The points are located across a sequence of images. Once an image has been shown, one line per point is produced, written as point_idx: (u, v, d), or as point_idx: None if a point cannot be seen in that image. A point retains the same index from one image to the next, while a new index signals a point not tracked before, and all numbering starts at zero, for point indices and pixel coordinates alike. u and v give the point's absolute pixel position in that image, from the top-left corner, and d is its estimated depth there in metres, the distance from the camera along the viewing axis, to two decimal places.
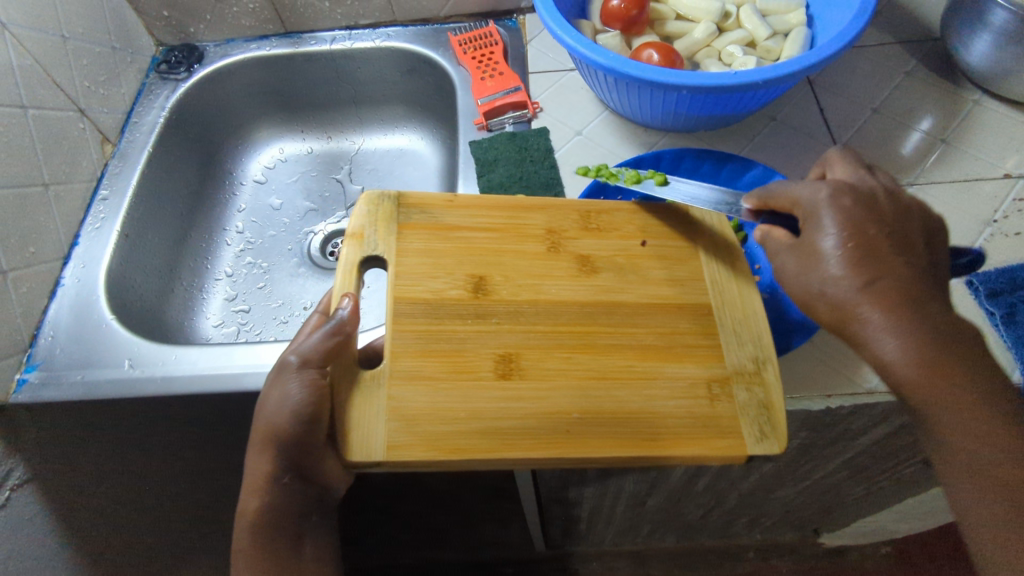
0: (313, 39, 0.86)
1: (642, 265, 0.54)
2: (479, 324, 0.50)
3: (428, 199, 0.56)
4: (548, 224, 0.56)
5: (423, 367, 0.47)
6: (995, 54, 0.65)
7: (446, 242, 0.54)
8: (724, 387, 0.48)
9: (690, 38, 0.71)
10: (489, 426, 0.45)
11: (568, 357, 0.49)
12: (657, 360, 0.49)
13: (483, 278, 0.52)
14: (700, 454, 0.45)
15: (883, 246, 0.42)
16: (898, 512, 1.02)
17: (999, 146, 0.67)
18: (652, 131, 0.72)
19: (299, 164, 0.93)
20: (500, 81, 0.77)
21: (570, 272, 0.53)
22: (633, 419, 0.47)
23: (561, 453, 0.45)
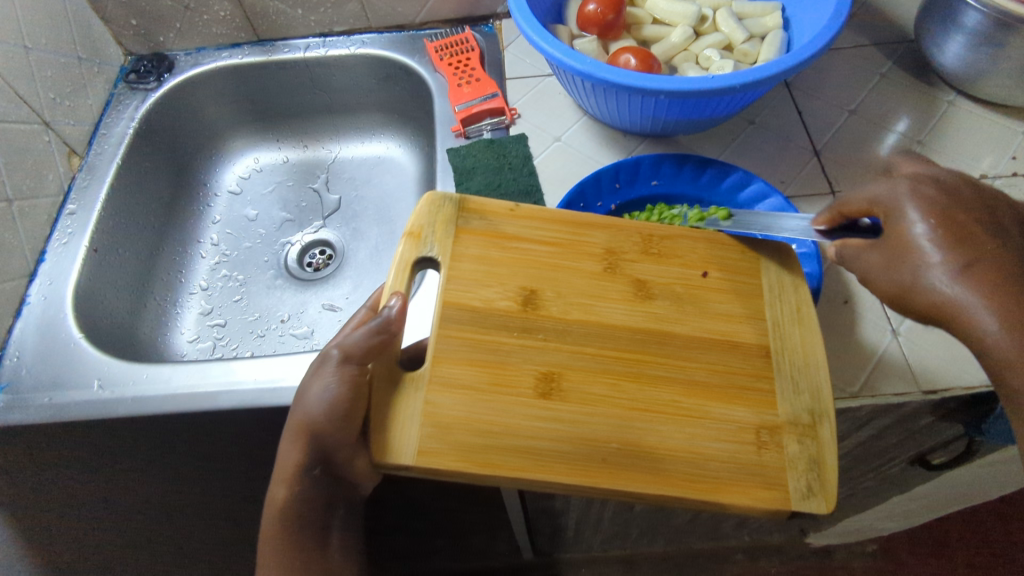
0: (286, 47, 0.85)
1: (702, 298, 0.53)
2: (526, 338, 0.49)
3: (489, 205, 0.54)
4: (608, 244, 0.54)
5: (464, 375, 0.47)
6: (967, 54, 0.66)
7: (502, 251, 0.52)
8: (774, 436, 0.47)
9: (667, 43, 0.71)
10: (523, 444, 0.45)
11: (614, 384, 0.48)
12: (704, 398, 0.48)
13: (535, 291, 0.51)
14: (741, 503, 0.44)
15: (977, 232, 0.40)
16: (884, 511, 1.03)
17: (974, 147, 0.67)
18: (631, 136, 0.72)
19: (275, 174, 0.91)
20: (477, 88, 0.76)
21: (625, 295, 0.52)
22: (674, 456, 0.45)
23: (593, 483, 0.44)
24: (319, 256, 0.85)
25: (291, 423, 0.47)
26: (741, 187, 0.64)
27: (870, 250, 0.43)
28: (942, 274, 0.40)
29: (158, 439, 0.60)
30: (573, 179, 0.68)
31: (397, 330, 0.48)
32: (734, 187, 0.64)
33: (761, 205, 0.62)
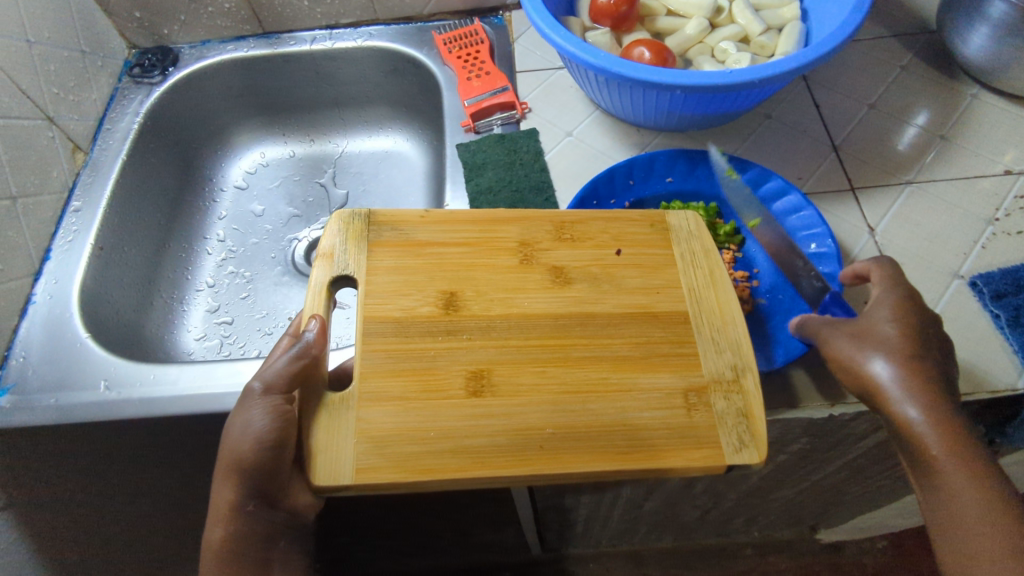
0: (291, 39, 0.84)
1: (617, 274, 0.53)
2: (450, 341, 0.48)
3: (399, 215, 0.54)
4: (522, 236, 0.54)
5: (392, 388, 0.46)
6: (993, 46, 0.64)
7: (417, 259, 0.52)
8: (701, 396, 0.47)
9: (682, 35, 0.69)
10: (462, 444, 0.44)
11: (543, 372, 0.48)
12: (630, 371, 0.48)
13: (454, 293, 0.50)
14: (680, 466, 0.45)
15: (921, 335, 0.45)
16: (898, 507, 1.02)
17: (998, 142, 0.66)
18: (644, 132, 0.70)
19: (281, 169, 0.90)
20: (487, 81, 0.74)
21: (543, 283, 0.52)
22: (608, 432, 0.46)
23: (530, 470, 0.44)
24: None
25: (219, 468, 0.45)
26: (757, 184, 0.62)
27: (841, 330, 0.47)
28: (880, 359, 0.45)
29: (166, 441, 0.59)
30: (585, 175, 0.67)
31: (319, 352, 0.47)
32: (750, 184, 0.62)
33: (779, 202, 0.61)
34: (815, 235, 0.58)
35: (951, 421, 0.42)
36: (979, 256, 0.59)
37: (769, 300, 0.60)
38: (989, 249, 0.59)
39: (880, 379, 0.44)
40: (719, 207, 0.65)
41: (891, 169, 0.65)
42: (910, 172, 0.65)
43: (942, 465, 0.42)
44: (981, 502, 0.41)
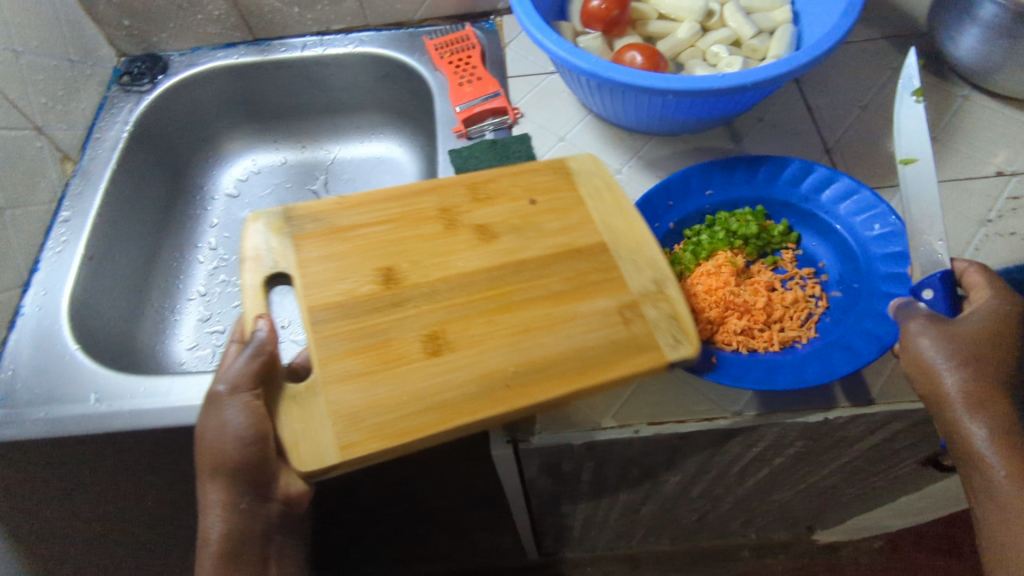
0: (282, 46, 0.83)
1: (538, 221, 0.55)
2: (397, 312, 0.50)
3: (315, 207, 0.54)
4: (441, 203, 0.56)
5: (355, 366, 0.47)
6: (983, 48, 0.64)
7: (345, 244, 0.53)
8: (634, 309, 0.50)
9: (673, 39, 0.69)
10: (433, 400, 0.46)
11: (491, 320, 0.49)
12: (567, 302, 0.51)
13: (391, 268, 0.52)
14: (629, 374, 0.47)
15: (1006, 354, 0.45)
16: (894, 506, 1.03)
17: (990, 143, 0.66)
18: (636, 136, 0.70)
19: (273, 176, 0.90)
20: (478, 87, 0.74)
21: (471, 243, 0.53)
22: (562, 361, 0.48)
23: (504, 410, 0.45)
24: None
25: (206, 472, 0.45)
26: (801, 178, 0.62)
27: (934, 326, 0.46)
28: (952, 373, 0.45)
29: (158, 454, 0.58)
30: None
31: (273, 350, 0.48)
32: (796, 177, 0.62)
33: (829, 189, 0.61)
34: (876, 215, 0.58)
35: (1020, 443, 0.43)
36: (972, 257, 0.59)
37: (843, 292, 0.58)
38: (983, 250, 0.59)
39: (957, 390, 0.44)
40: (766, 208, 0.63)
41: (884, 171, 0.65)
42: (903, 174, 0.65)
43: (1002, 484, 0.42)
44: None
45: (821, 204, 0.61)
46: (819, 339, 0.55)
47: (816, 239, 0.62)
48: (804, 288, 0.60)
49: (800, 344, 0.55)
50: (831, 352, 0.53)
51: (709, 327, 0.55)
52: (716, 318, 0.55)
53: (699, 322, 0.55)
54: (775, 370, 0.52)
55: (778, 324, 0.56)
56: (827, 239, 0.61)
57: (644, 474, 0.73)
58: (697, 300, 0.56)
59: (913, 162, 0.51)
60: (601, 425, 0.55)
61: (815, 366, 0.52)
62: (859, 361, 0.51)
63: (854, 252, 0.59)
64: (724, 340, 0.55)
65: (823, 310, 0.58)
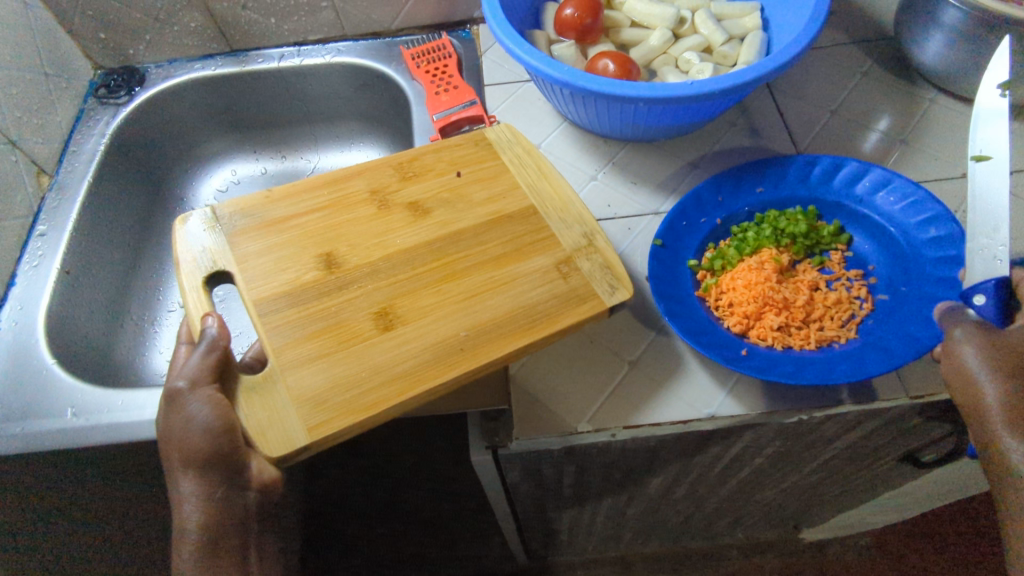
0: (259, 57, 0.83)
1: (467, 193, 0.56)
2: (345, 294, 0.50)
3: (245, 202, 0.55)
4: (370, 185, 0.57)
5: (312, 350, 0.47)
6: (950, 53, 0.66)
7: (282, 235, 0.53)
8: (569, 263, 0.52)
9: (646, 46, 0.70)
10: (393, 373, 0.46)
11: (437, 291, 0.50)
12: (507, 265, 0.52)
13: (331, 253, 0.52)
14: (573, 322, 0.49)
15: None
16: (875, 502, 1.04)
17: (957, 145, 0.67)
18: (612, 143, 0.71)
19: (253, 186, 0.90)
20: (455, 95, 0.74)
21: (407, 219, 0.54)
22: (509, 318, 0.49)
23: (463, 372, 0.46)
24: None
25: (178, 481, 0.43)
26: (857, 179, 0.63)
27: (979, 334, 0.45)
28: (990, 384, 0.44)
29: (137, 467, 0.59)
30: None
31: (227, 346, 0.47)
32: (850, 179, 0.63)
33: (885, 191, 0.62)
34: (934, 219, 0.59)
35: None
36: None
37: (890, 295, 0.58)
38: None
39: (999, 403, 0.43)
40: (817, 208, 0.64)
41: None
42: None
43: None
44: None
45: (874, 206, 0.62)
46: (858, 340, 0.55)
47: (868, 241, 0.63)
48: (849, 290, 0.60)
49: (838, 344, 0.55)
50: (867, 353, 0.53)
51: (745, 322, 0.57)
52: (752, 314, 0.56)
53: (737, 317, 0.57)
54: (805, 366, 0.53)
55: (818, 323, 0.57)
56: (879, 241, 0.62)
57: (626, 477, 0.74)
58: (735, 295, 0.58)
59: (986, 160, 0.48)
60: (577, 430, 0.56)
61: (846, 364, 0.52)
62: (892, 361, 0.51)
63: (905, 254, 0.59)
64: (759, 335, 0.56)
65: (868, 312, 0.58)
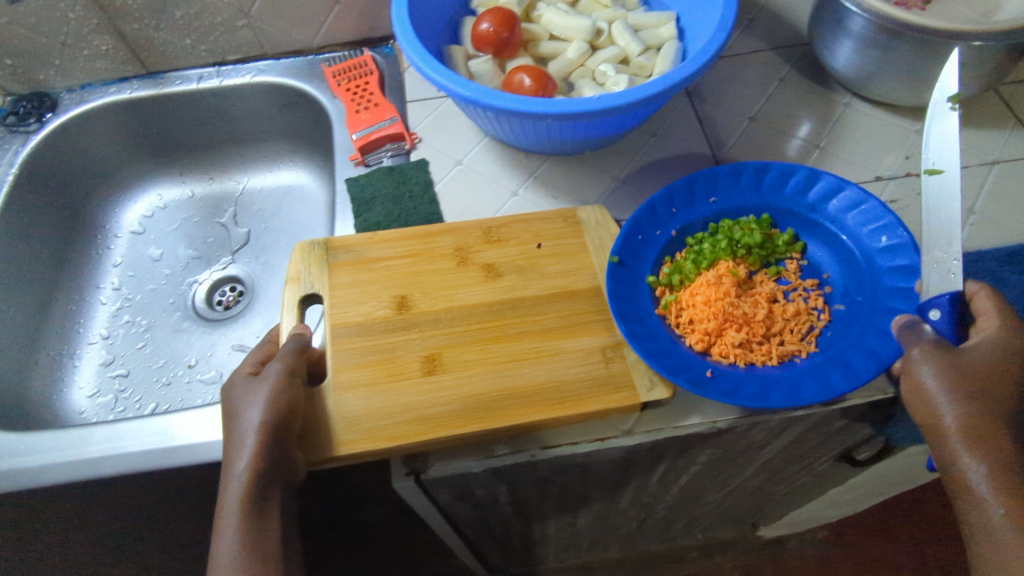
0: (178, 78, 0.82)
1: (541, 264, 0.62)
2: (405, 334, 0.58)
3: (352, 239, 0.64)
4: (456, 243, 0.63)
5: (361, 377, 0.55)
6: (859, 59, 0.67)
7: (370, 272, 0.61)
8: (616, 351, 0.57)
9: (563, 59, 0.69)
10: (421, 414, 0.53)
11: (484, 349, 0.57)
12: (557, 338, 0.57)
13: (405, 296, 0.60)
14: (601, 408, 0.54)
15: (1005, 388, 0.44)
16: (825, 498, 1.06)
17: (871, 149, 0.68)
18: (533, 157, 0.70)
19: (180, 211, 0.88)
20: (375, 113, 0.73)
21: (478, 279, 0.61)
22: (541, 390, 0.55)
23: (477, 425, 0.53)
24: (229, 293, 0.82)
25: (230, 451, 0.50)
26: (808, 186, 0.62)
27: (936, 355, 0.46)
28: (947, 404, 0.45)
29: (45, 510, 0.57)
30: (475, 205, 0.67)
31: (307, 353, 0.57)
32: (802, 186, 0.62)
33: (837, 199, 0.61)
34: (884, 227, 0.58)
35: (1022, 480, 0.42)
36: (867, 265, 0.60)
37: (847, 305, 0.58)
38: None
39: (957, 421, 0.44)
40: (771, 217, 0.63)
41: None
42: None
43: (1000, 524, 0.41)
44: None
45: (827, 214, 0.61)
46: (819, 354, 0.55)
47: (821, 248, 0.62)
48: (806, 300, 0.59)
49: (799, 359, 0.55)
50: (829, 370, 0.53)
51: (707, 339, 0.55)
52: (713, 331, 0.55)
53: (697, 334, 0.56)
54: (771, 387, 0.53)
55: (778, 337, 0.56)
56: (833, 249, 0.61)
57: (565, 491, 0.73)
58: (696, 312, 0.56)
59: (938, 173, 0.49)
60: (495, 453, 0.55)
61: (812, 383, 0.52)
62: (856, 380, 0.51)
63: (859, 263, 0.58)
64: (721, 352, 0.55)
65: (826, 323, 0.57)
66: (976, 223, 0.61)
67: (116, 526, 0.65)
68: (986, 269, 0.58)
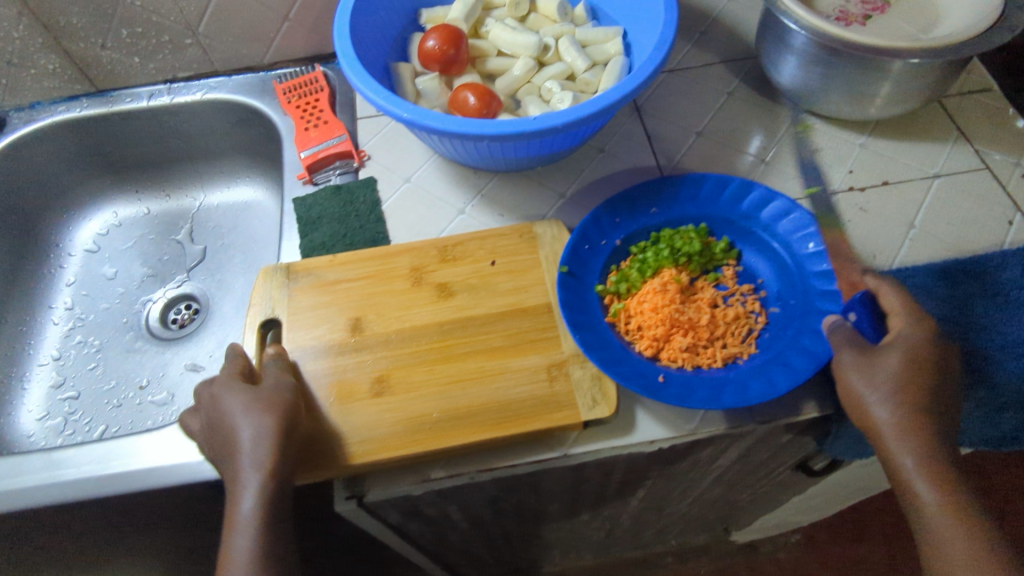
0: (128, 96, 0.81)
1: (493, 282, 0.60)
2: (357, 356, 0.57)
3: (312, 262, 0.63)
4: (412, 263, 0.62)
5: (311, 399, 0.55)
6: (802, 74, 0.67)
7: (327, 293, 0.61)
8: (562, 369, 0.55)
9: (509, 75, 0.69)
10: (367, 436, 0.53)
11: (431, 369, 0.56)
12: (503, 357, 0.56)
13: (359, 317, 0.59)
14: (543, 428, 0.53)
15: (930, 382, 0.47)
16: (791, 505, 1.06)
17: (815, 164, 0.69)
18: (481, 173, 0.70)
19: (135, 228, 0.87)
20: (324, 131, 0.73)
21: (430, 299, 0.60)
22: (484, 411, 0.54)
23: (420, 446, 0.52)
24: (184, 311, 0.81)
25: (230, 470, 0.50)
26: (741, 196, 0.62)
27: (859, 360, 0.48)
28: (876, 398, 0.47)
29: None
30: (420, 223, 0.67)
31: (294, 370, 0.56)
32: (737, 195, 0.62)
33: (768, 208, 0.61)
34: (809, 234, 0.59)
35: (945, 462, 0.45)
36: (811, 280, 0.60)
37: (778, 308, 0.58)
38: None
39: (883, 417, 0.47)
40: (708, 226, 0.63)
41: None
42: None
43: (930, 507, 0.44)
44: (970, 547, 0.43)
45: (759, 222, 0.61)
46: (759, 354, 0.55)
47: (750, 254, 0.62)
48: (743, 305, 0.59)
49: (741, 360, 0.55)
50: (771, 369, 0.53)
51: (655, 344, 0.55)
52: (662, 336, 0.55)
53: (646, 340, 0.55)
54: (721, 389, 0.53)
55: (720, 340, 0.56)
56: (765, 257, 0.61)
57: (519, 507, 0.73)
58: (643, 318, 0.56)
59: None
60: (431, 477, 0.54)
61: (757, 383, 0.52)
62: (797, 377, 0.52)
63: (788, 269, 0.59)
64: (670, 357, 0.55)
65: (762, 326, 0.57)
66: (915, 238, 0.62)
67: (63, 551, 0.65)
68: (922, 283, 0.58)
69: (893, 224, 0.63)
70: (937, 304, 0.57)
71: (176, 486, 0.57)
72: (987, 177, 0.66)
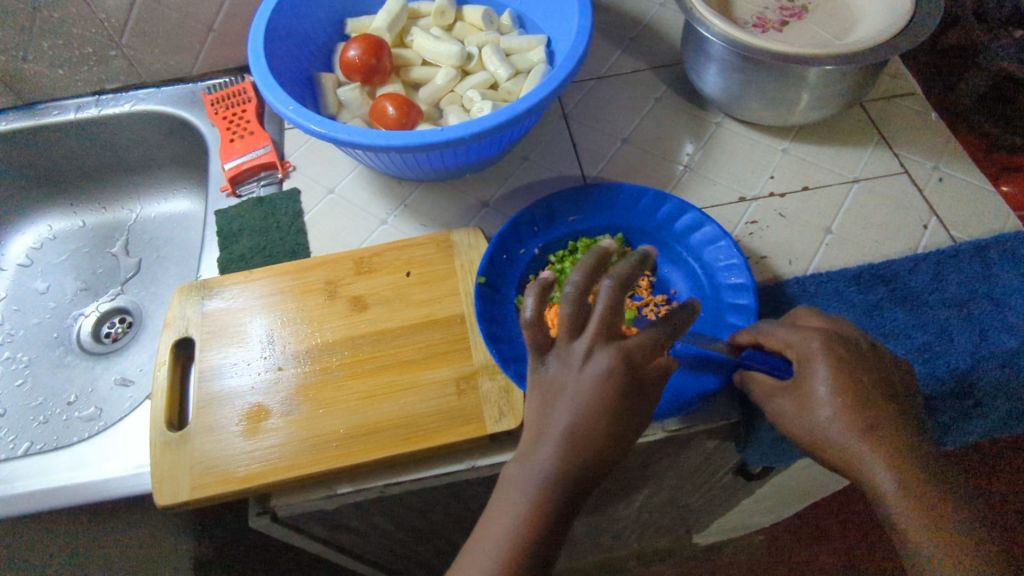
0: (55, 109, 0.80)
1: (407, 294, 0.60)
2: (268, 374, 0.56)
3: (227, 278, 0.62)
4: (327, 277, 0.62)
5: (220, 419, 0.54)
6: (723, 81, 0.67)
7: (243, 309, 0.60)
8: (471, 381, 0.55)
9: (432, 85, 0.69)
10: (274, 455, 0.52)
11: (341, 385, 0.56)
12: (412, 371, 0.56)
13: (274, 333, 0.59)
14: (449, 442, 0.53)
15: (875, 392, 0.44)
16: (743, 508, 1.06)
17: (739, 169, 0.69)
18: (405, 183, 0.70)
19: (70, 242, 0.87)
20: (249, 142, 0.73)
21: (343, 313, 0.59)
22: (392, 426, 0.53)
23: (326, 465, 0.52)
24: (117, 325, 0.81)
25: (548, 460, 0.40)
26: (657, 207, 0.62)
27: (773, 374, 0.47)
28: (824, 412, 0.45)
29: None
30: (341, 234, 0.66)
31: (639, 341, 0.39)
32: (654, 205, 0.62)
33: (683, 218, 0.61)
34: (720, 246, 0.58)
35: (919, 477, 0.43)
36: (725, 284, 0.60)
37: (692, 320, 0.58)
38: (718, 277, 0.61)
39: (843, 437, 0.44)
40: (625, 236, 0.62)
41: None
42: None
43: (907, 526, 0.42)
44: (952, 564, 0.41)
45: (675, 233, 0.61)
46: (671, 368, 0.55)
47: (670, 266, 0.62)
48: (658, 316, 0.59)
49: None
50: (680, 384, 0.53)
51: None
52: None
53: None
54: None
55: None
56: (682, 269, 0.61)
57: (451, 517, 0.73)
58: None
59: None
60: (337, 491, 0.54)
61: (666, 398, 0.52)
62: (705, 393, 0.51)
63: (702, 281, 0.59)
64: None
65: None
66: (831, 243, 0.62)
67: None
68: (833, 288, 0.58)
69: (811, 230, 0.63)
70: (848, 309, 0.57)
71: (83, 504, 0.57)
72: (904, 181, 0.66)
